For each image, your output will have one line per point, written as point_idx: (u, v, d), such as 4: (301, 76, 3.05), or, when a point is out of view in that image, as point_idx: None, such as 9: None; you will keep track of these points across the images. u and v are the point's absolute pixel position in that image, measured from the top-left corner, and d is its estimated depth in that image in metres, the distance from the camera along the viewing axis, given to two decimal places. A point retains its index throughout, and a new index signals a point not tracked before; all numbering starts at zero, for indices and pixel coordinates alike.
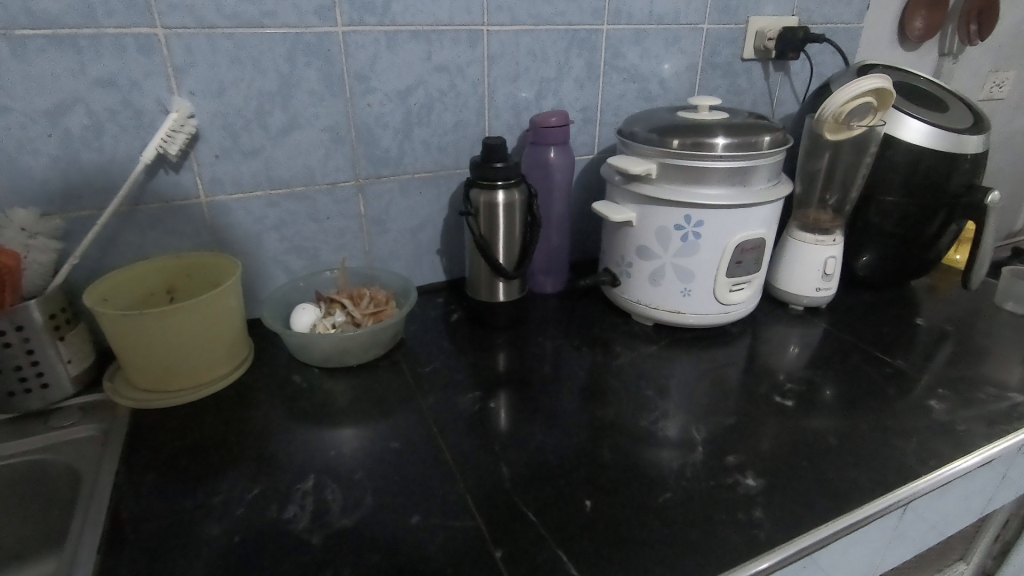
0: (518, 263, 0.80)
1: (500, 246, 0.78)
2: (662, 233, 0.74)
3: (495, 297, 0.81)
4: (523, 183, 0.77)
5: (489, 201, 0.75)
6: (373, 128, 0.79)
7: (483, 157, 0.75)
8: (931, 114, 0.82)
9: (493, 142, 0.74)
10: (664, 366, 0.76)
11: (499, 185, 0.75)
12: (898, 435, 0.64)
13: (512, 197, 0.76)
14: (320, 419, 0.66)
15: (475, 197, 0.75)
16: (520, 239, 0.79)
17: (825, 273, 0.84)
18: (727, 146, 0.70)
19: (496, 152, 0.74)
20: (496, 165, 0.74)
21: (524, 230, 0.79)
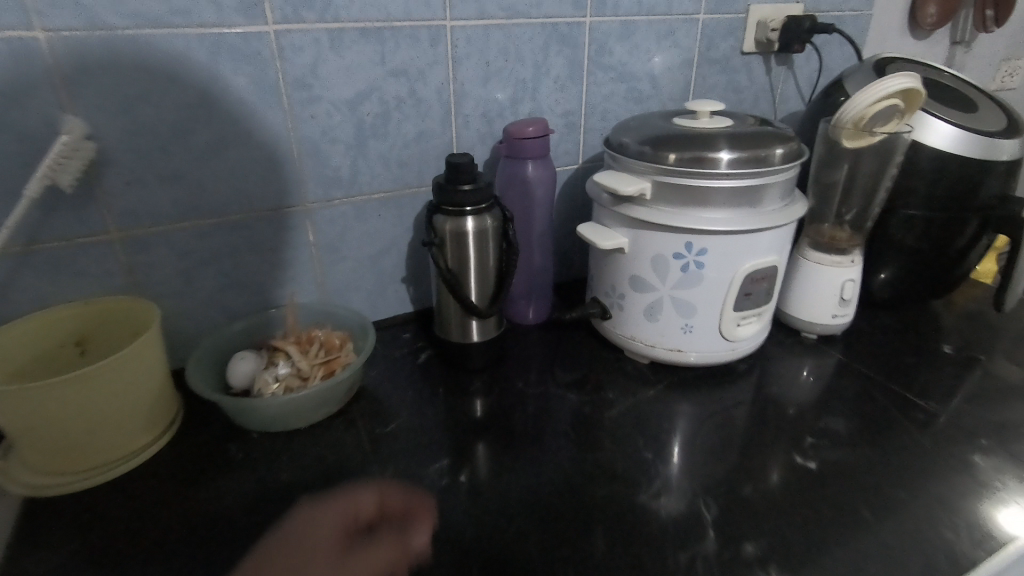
0: (494, 299, 0.69)
1: (472, 280, 0.67)
2: (659, 262, 0.64)
3: (466, 337, 0.71)
4: (496, 206, 0.66)
5: (456, 229, 0.64)
6: (320, 144, 0.68)
7: (448, 178, 0.64)
8: (960, 115, 0.72)
9: (459, 160, 0.63)
10: (665, 414, 0.66)
11: (468, 211, 0.64)
12: (943, 502, 0.54)
13: (484, 225, 0.65)
14: (251, 508, 0.54)
15: (440, 226, 0.65)
16: (495, 271, 0.68)
17: (842, 298, 0.74)
18: (733, 161, 0.60)
19: (462, 172, 0.63)
20: (463, 188, 0.63)
21: (499, 261, 0.68)
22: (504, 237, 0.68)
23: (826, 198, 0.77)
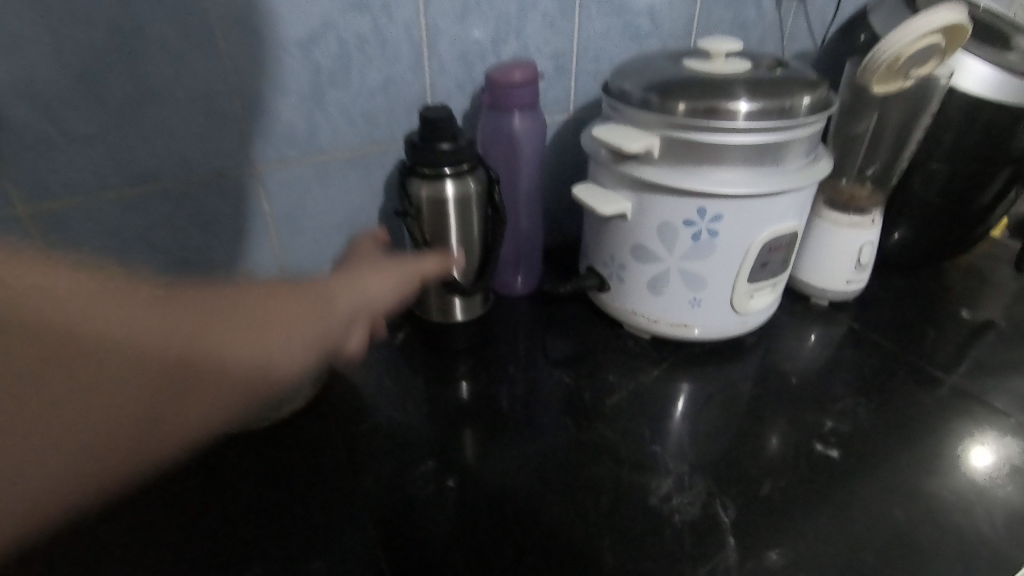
0: (478, 274, 0.62)
1: (453, 254, 0.60)
2: (666, 230, 0.57)
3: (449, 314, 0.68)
4: (480, 167, 0.58)
5: (433, 196, 0.56)
6: (268, 94, 0.57)
7: (422, 135, 0.55)
8: (1002, 54, 0.64)
9: (436, 114, 0.53)
10: (673, 397, 0.60)
11: (447, 173, 0.55)
12: (975, 492, 0.50)
13: (465, 189, 0.56)
14: (207, 538, 0.46)
15: (414, 190, 0.56)
16: (479, 241, 0.61)
17: (859, 262, 0.68)
18: (756, 113, 0.51)
19: (438, 127, 0.53)
20: (440, 148, 0.54)
21: (483, 231, 0.60)
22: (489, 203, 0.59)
23: None
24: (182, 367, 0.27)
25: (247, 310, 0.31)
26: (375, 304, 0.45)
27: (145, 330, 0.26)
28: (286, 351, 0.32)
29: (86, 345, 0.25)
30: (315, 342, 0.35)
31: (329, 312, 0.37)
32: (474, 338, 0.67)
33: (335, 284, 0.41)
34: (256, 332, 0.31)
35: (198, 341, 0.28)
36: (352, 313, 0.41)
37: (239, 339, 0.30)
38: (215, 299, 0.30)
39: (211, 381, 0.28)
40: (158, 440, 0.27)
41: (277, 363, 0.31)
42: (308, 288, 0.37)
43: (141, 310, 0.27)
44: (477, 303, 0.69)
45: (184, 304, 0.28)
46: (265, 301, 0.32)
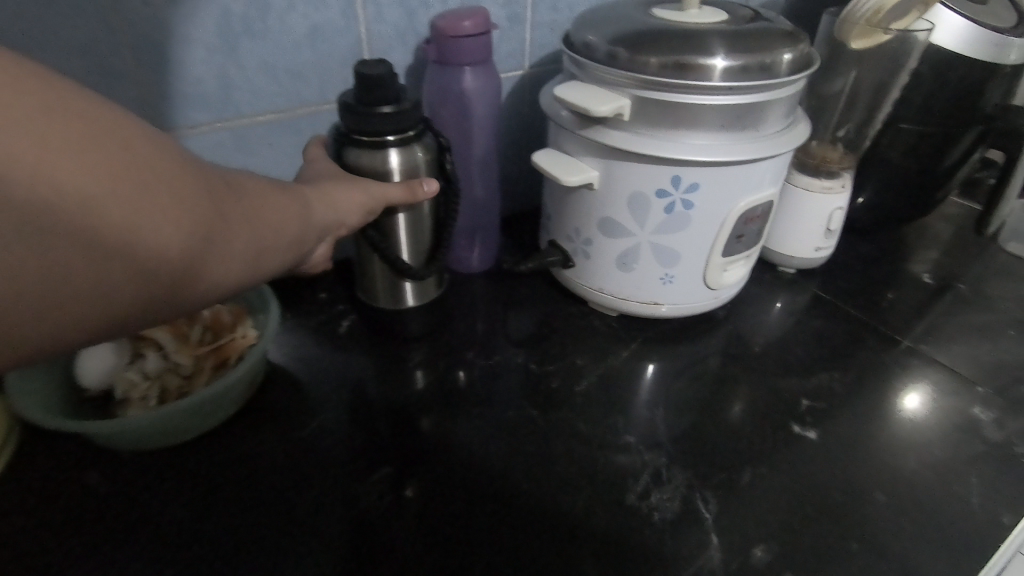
0: (430, 255, 0.56)
1: (402, 233, 0.54)
2: (638, 200, 0.52)
3: (399, 300, 0.62)
4: (427, 133, 0.51)
5: (374, 167, 0.49)
6: (167, 44, 0.48)
7: (357, 97, 0.47)
8: (971, 7, 0.61)
9: (373, 70, 0.45)
10: (645, 379, 0.57)
11: (390, 141, 0.48)
12: (952, 470, 0.49)
13: (412, 160, 0.50)
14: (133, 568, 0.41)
15: (353, 161, 0.49)
16: (430, 218, 0.54)
17: (829, 228, 0.65)
18: (735, 71, 0.46)
19: (377, 87, 0.46)
20: (381, 112, 0.46)
21: (434, 205, 0.54)
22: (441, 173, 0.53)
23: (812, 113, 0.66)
24: (187, 266, 0.29)
25: (243, 218, 0.32)
26: (346, 225, 0.43)
27: (166, 229, 0.27)
28: (266, 261, 0.34)
29: (108, 231, 0.26)
30: (292, 254, 0.36)
31: (309, 227, 0.38)
32: (428, 323, 0.61)
33: (313, 195, 0.40)
34: (247, 241, 0.32)
35: (205, 240, 0.29)
36: (329, 227, 0.41)
37: (234, 246, 0.31)
38: (221, 200, 0.30)
39: (202, 280, 0.30)
40: (143, 317, 0.29)
41: (256, 271, 0.33)
42: (289, 198, 0.37)
43: (165, 206, 0.27)
44: (431, 286, 0.63)
45: (199, 203, 0.29)
46: (254, 209, 0.33)
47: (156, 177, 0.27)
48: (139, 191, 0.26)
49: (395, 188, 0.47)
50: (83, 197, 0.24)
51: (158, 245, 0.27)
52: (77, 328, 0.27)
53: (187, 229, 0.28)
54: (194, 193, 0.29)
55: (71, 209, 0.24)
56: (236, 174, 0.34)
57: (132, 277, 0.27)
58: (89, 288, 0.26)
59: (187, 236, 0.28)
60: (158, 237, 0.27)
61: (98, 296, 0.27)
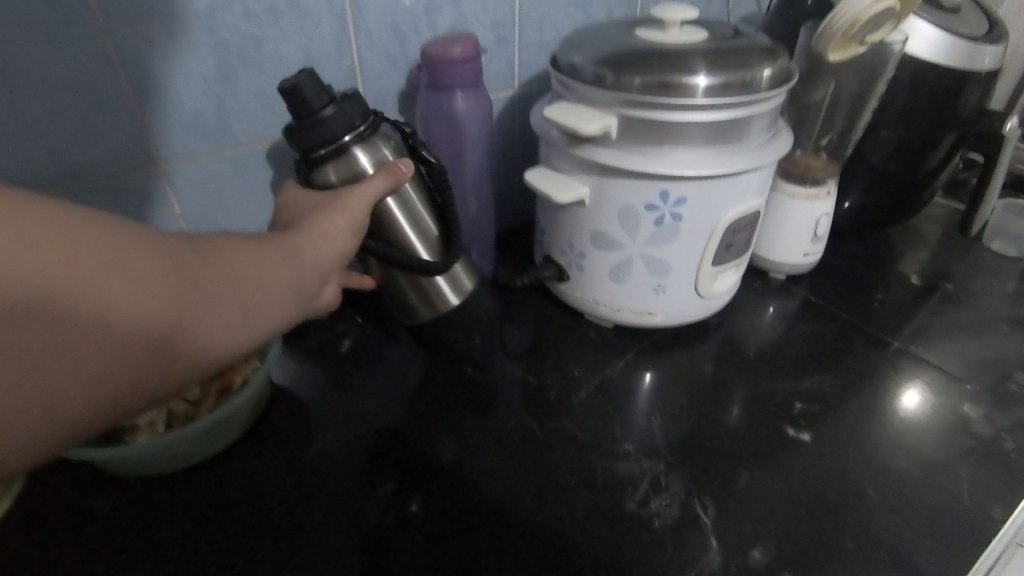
0: (446, 246, 0.54)
1: (409, 234, 0.52)
2: (627, 214, 0.53)
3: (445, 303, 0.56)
4: (380, 121, 0.49)
5: (348, 173, 0.47)
6: (166, 80, 0.50)
7: (296, 117, 0.46)
8: (943, 16, 0.63)
9: (294, 80, 0.45)
10: (641, 388, 0.58)
11: (349, 140, 0.47)
12: (945, 467, 0.50)
13: (381, 152, 0.48)
14: None
15: (328, 175, 0.47)
16: (429, 210, 0.53)
17: (816, 234, 0.67)
18: (715, 88, 0.48)
19: (307, 97, 0.45)
20: (324, 114, 0.45)
21: (427, 197, 0.53)
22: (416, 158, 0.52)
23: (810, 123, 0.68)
24: (175, 330, 0.30)
25: (219, 281, 0.33)
26: (344, 254, 0.45)
27: (141, 299, 0.29)
28: (257, 321, 0.35)
29: (87, 311, 0.27)
30: (288, 307, 0.37)
31: (303, 276, 0.39)
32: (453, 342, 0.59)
33: (307, 237, 0.42)
34: (229, 304, 0.33)
35: (178, 310, 0.30)
36: (327, 267, 0.42)
37: (214, 312, 0.32)
38: (194, 264, 0.32)
39: (191, 350, 0.31)
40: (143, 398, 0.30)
41: (247, 332, 0.34)
42: (275, 250, 0.38)
43: (135, 277, 0.28)
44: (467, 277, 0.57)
45: (163, 272, 0.30)
46: (232, 270, 0.34)
47: (111, 254, 0.28)
48: (92, 270, 0.27)
49: (378, 183, 0.46)
50: (52, 284, 0.26)
51: (129, 322, 0.28)
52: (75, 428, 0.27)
53: (155, 300, 0.29)
54: (156, 263, 0.30)
55: (48, 297, 0.26)
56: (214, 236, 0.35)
57: (113, 358, 0.28)
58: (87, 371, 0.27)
59: (157, 308, 0.29)
60: (130, 310, 0.28)
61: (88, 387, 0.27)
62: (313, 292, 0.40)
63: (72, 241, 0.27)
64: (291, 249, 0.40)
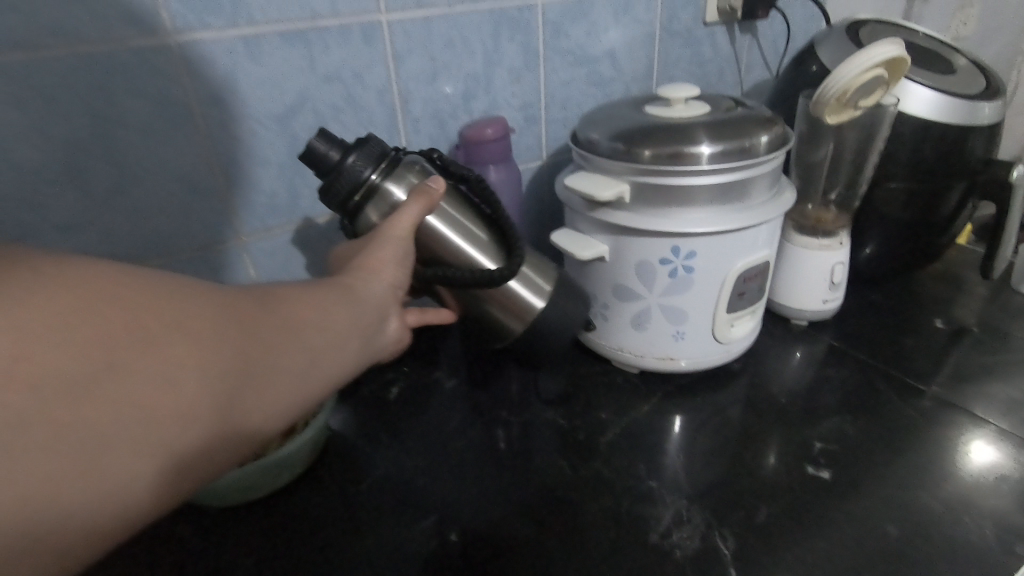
0: (508, 251, 0.54)
1: (468, 250, 0.53)
2: (644, 268, 0.59)
3: (529, 307, 0.58)
4: (401, 154, 0.52)
5: (384, 209, 0.50)
6: (249, 168, 0.60)
7: (325, 176, 0.50)
8: (939, 78, 0.68)
9: (313, 143, 0.50)
10: (667, 429, 0.62)
11: (376, 179, 0.50)
12: (967, 505, 0.51)
13: (410, 179, 0.51)
14: None
15: (370, 217, 0.51)
16: (480, 222, 0.54)
17: (833, 281, 0.71)
18: (716, 155, 0.54)
19: (325, 155, 0.49)
20: (348, 162, 0.49)
21: (475, 211, 0.55)
22: (453, 177, 0.55)
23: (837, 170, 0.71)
24: (222, 411, 0.32)
25: (261, 339, 0.35)
26: (395, 286, 0.48)
27: (184, 393, 0.30)
28: (305, 375, 0.37)
29: (135, 419, 0.29)
30: (338, 356, 0.40)
31: (353, 320, 0.41)
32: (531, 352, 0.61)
33: (357, 278, 0.45)
34: (271, 372, 0.35)
35: (226, 375, 0.32)
36: (382, 301, 0.45)
37: (260, 373, 0.34)
38: (234, 345, 0.33)
39: (243, 418, 0.33)
40: (204, 466, 0.32)
41: (297, 387, 0.36)
42: (321, 296, 0.41)
43: (171, 374, 0.30)
44: (540, 278, 0.59)
45: (204, 351, 0.31)
46: (277, 328, 0.36)
47: (158, 329, 0.30)
48: (131, 379, 0.29)
49: (416, 208, 0.48)
50: (93, 405, 0.27)
51: (181, 395, 0.30)
52: (142, 503, 0.30)
53: (202, 372, 0.31)
54: (202, 332, 0.32)
55: (94, 418, 0.28)
56: (253, 299, 0.36)
57: (164, 451, 0.30)
58: (149, 466, 0.29)
59: (206, 376, 0.31)
60: (174, 405, 0.30)
61: (150, 462, 0.29)
62: (374, 328, 0.44)
63: (106, 345, 0.28)
64: (337, 299, 0.42)
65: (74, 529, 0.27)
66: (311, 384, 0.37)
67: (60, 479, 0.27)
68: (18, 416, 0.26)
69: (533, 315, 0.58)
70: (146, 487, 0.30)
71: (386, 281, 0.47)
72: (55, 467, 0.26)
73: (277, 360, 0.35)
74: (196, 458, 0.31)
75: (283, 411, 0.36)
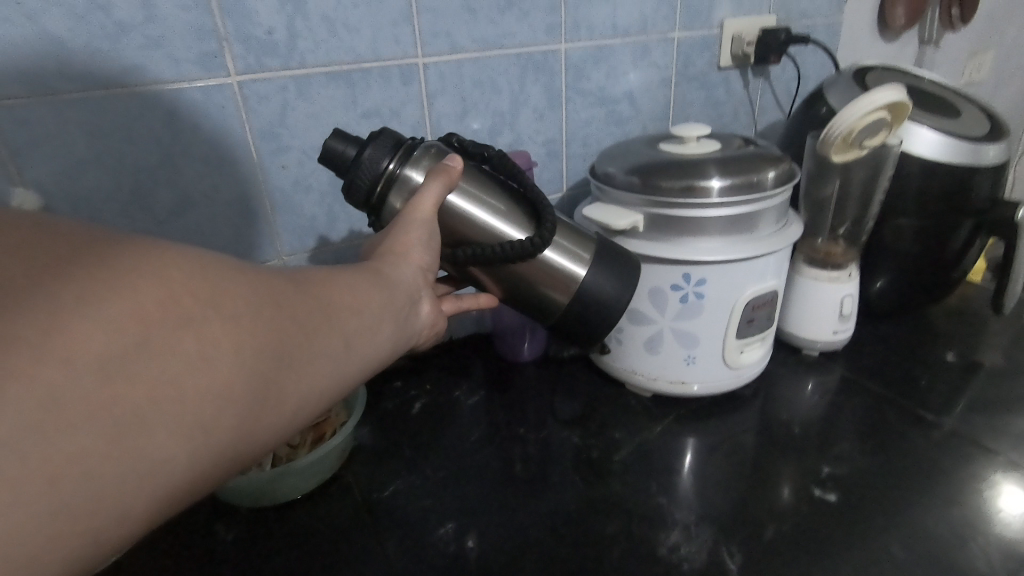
0: (536, 217, 0.51)
1: (495, 223, 0.50)
2: (656, 293, 0.62)
3: (572, 279, 0.52)
4: (415, 139, 0.50)
5: (406, 194, 0.48)
6: (293, 194, 0.65)
7: (344, 177, 0.48)
8: (943, 121, 0.71)
9: (329, 145, 0.48)
10: (679, 450, 0.64)
11: (393, 167, 0.47)
12: (973, 530, 0.53)
13: (427, 162, 0.48)
14: None
15: (393, 205, 0.48)
16: (506, 197, 0.50)
17: (842, 313, 0.73)
18: (725, 188, 0.57)
19: (342, 151, 0.48)
20: (363, 156, 0.47)
21: (501, 187, 0.51)
22: (474, 158, 0.52)
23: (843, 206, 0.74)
24: (259, 393, 0.30)
25: (296, 320, 0.33)
26: (423, 268, 0.46)
27: (220, 373, 0.28)
28: (341, 359, 0.35)
29: (170, 402, 0.26)
30: (373, 342, 0.38)
31: (387, 305, 0.41)
32: (575, 334, 0.54)
33: (387, 262, 0.44)
34: (307, 354, 0.33)
35: (263, 356, 0.30)
36: (412, 285, 0.45)
37: (297, 356, 0.32)
38: (268, 326, 0.31)
39: (279, 401, 0.32)
40: (238, 454, 0.30)
41: (332, 373, 0.35)
42: (354, 280, 0.39)
43: (207, 354, 0.28)
44: (580, 247, 0.53)
45: (238, 331, 0.29)
46: (315, 310, 0.34)
47: (194, 305, 0.28)
48: (166, 359, 0.26)
49: (435, 187, 0.46)
50: (126, 385, 0.25)
51: (218, 376, 0.28)
52: (176, 492, 0.27)
53: (238, 352, 0.29)
54: (239, 309, 0.30)
55: (128, 399, 0.25)
56: (285, 280, 0.34)
57: (201, 437, 0.28)
58: (185, 453, 0.27)
59: (242, 357, 0.29)
60: (210, 387, 0.28)
61: (184, 449, 0.27)
62: (405, 311, 0.43)
63: (140, 323, 0.26)
64: (369, 284, 0.40)
65: (108, 520, 0.25)
66: (345, 368, 0.36)
67: (88, 465, 0.24)
68: (47, 396, 0.23)
69: (575, 285, 0.52)
70: (181, 475, 0.27)
71: (415, 265, 0.45)
72: (85, 451, 0.24)
73: (312, 343, 0.34)
74: (230, 445, 0.29)
75: (318, 397, 0.34)
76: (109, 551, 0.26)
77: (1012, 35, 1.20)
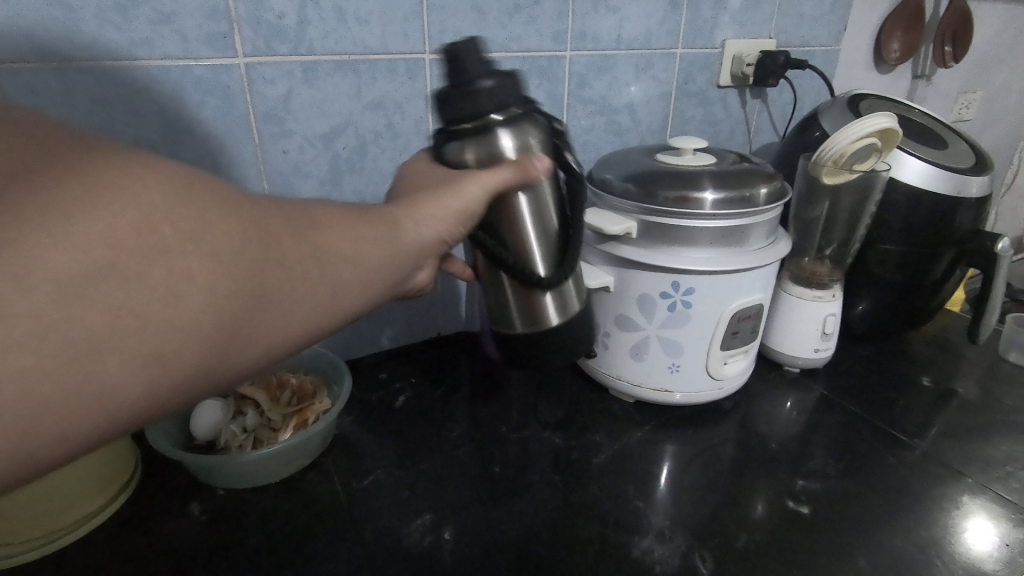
0: (562, 256, 0.51)
1: (530, 236, 0.50)
2: (645, 300, 0.63)
3: (544, 322, 0.52)
4: (537, 113, 0.47)
5: (487, 150, 0.45)
6: (291, 179, 0.66)
7: (451, 85, 0.45)
8: (931, 151, 0.74)
9: (463, 45, 0.43)
10: (657, 456, 0.65)
11: (497, 121, 0.45)
12: (937, 547, 0.54)
13: (528, 138, 0.46)
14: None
15: (464, 152, 0.46)
16: (557, 211, 0.50)
17: (824, 332, 0.75)
18: (718, 201, 0.59)
19: (469, 64, 0.43)
20: (482, 86, 0.43)
21: (557, 202, 0.51)
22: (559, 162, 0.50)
23: (830, 230, 0.76)
24: (225, 332, 0.30)
25: (278, 263, 0.32)
26: (442, 238, 0.43)
27: (184, 310, 0.28)
28: (321, 306, 0.35)
29: (130, 331, 0.27)
30: (360, 294, 0.38)
31: (387, 260, 0.39)
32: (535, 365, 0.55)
33: (407, 216, 0.41)
34: (283, 298, 0.33)
35: (235, 296, 0.30)
36: (425, 250, 0.42)
37: (272, 299, 0.32)
38: (246, 267, 0.31)
39: (247, 341, 0.32)
40: (199, 385, 0.31)
41: (309, 319, 0.35)
42: (357, 226, 0.38)
43: (174, 288, 0.28)
44: (571, 299, 0.53)
45: (211, 267, 0.29)
46: (302, 253, 0.34)
47: (168, 237, 0.28)
48: (130, 290, 0.27)
49: (505, 174, 0.44)
50: (85, 309, 0.25)
51: (184, 310, 0.28)
52: (131, 414, 0.28)
53: (209, 289, 0.29)
54: (217, 248, 0.29)
55: (86, 322, 0.26)
56: (279, 219, 0.33)
57: (159, 368, 0.28)
58: (143, 380, 0.28)
59: (212, 295, 0.29)
60: (174, 322, 0.28)
61: (141, 377, 0.28)
62: (405, 273, 0.41)
63: (108, 250, 0.26)
64: (375, 235, 0.39)
65: (58, 433, 0.26)
66: (324, 315, 0.35)
67: (41, 381, 0.25)
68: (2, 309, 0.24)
69: (541, 331, 0.52)
70: (136, 399, 0.28)
71: (436, 229, 0.43)
72: (38, 368, 0.25)
73: (292, 287, 0.33)
74: (190, 377, 0.30)
75: (291, 340, 0.34)
76: (61, 458, 0.27)
77: (1002, 77, 1.23)
